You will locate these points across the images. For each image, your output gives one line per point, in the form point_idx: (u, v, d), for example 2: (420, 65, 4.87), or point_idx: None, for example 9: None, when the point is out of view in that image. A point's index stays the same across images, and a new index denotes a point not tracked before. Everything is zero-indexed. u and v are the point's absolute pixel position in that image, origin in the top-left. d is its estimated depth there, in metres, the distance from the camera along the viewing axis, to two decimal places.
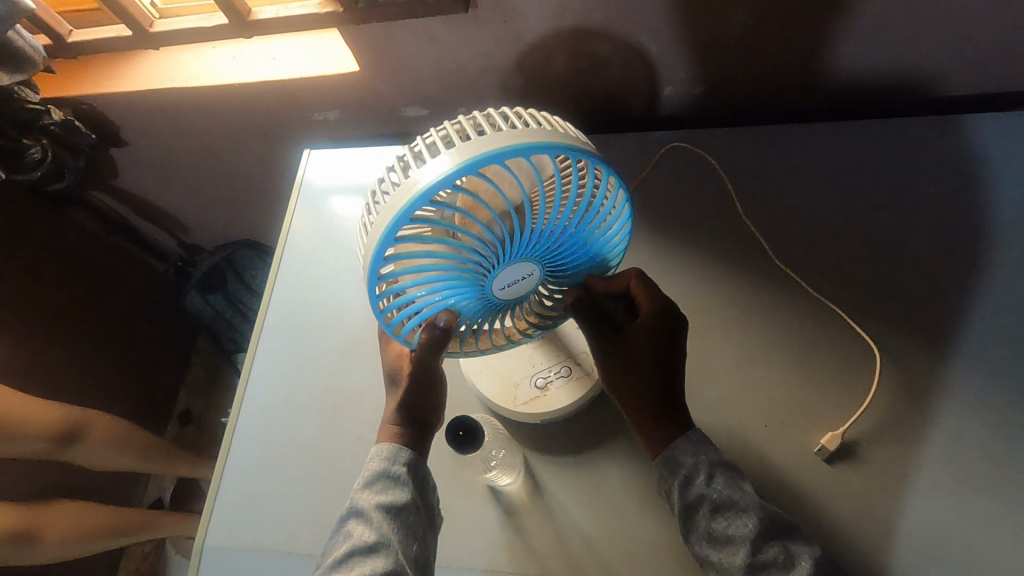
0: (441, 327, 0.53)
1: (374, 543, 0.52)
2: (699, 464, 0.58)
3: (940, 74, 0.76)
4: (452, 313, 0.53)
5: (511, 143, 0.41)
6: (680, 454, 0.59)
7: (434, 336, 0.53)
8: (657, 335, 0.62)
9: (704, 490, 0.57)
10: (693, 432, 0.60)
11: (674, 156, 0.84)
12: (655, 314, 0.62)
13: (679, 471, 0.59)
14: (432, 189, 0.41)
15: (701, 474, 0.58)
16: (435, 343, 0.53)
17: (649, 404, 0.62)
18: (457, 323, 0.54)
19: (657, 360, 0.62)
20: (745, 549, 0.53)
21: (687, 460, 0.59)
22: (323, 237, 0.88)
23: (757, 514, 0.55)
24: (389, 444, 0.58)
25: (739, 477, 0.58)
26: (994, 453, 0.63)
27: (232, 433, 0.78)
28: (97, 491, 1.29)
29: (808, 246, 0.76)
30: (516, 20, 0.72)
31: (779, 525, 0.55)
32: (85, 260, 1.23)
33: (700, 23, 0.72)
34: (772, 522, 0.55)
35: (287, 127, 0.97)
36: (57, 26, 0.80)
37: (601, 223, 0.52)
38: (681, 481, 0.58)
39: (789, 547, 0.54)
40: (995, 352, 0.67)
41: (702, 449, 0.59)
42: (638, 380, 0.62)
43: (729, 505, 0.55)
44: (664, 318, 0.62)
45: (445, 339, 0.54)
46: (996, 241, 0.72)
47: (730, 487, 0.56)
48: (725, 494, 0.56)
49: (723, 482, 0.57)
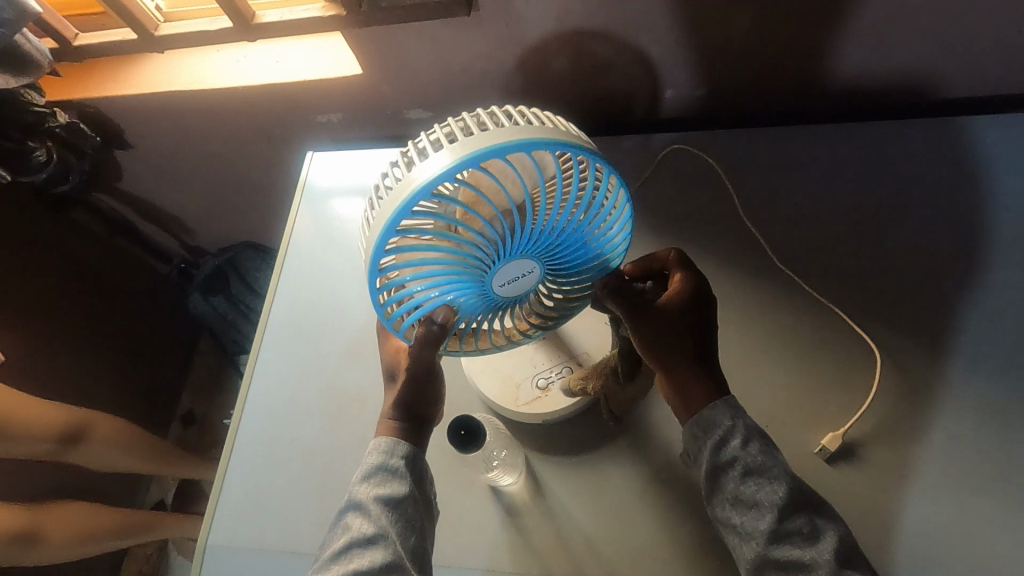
0: (438, 324, 0.54)
1: (372, 536, 0.53)
2: (735, 428, 0.58)
3: (941, 76, 0.76)
4: (450, 309, 0.53)
5: (511, 140, 0.41)
6: (716, 416, 0.58)
7: (430, 331, 0.54)
8: (694, 303, 0.61)
9: (738, 453, 0.56)
10: (728, 396, 0.59)
11: (675, 157, 0.84)
12: (690, 282, 0.61)
13: (713, 432, 0.58)
14: (432, 182, 0.41)
15: (735, 438, 0.57)
16: (432, 338, 0.54)
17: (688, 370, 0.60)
18: (455, 319, 0.54)
19: (697, 329, 0.61)
20: (772, 515, 0.53)
21: (723, 422, 0.58)
22: (326, 238, 0.89)
23: (787, 484, 0.54)
24: (387, 437, 0.58)
25: (772, 446, 0.57)
26: (995, 453, 0.63)
27: (234, 436, 0.78)
28: (100, 492, 1.29)
29: (809, 247, 0.76)
30: (518, 23, 0.73)
31: (805, 497, 0.55)
32: (88, 261, 1.24)
33: (701, 26, 0.72)
34: (799, 493, 0.55)
35: (291, 129, 0.97)
36: (63, 29, 0.81)
37: (602, 222, 0.52)
38: (714, 443, 0.57)
39: (815, 522, 0.54)
40: (996, 353, 0.67)
41: (738, 414, 0.58)
42: (681, 346, 0.60)
43: (761, 472, 0.55)
44: (700, 289, 0.61)
45: (442, 335, 0.54)
46: (997, 242, 0.72)
47: (764, 454, 0.56)
48: (757, 460, 0.56)
49: (757, 448, 0.56)
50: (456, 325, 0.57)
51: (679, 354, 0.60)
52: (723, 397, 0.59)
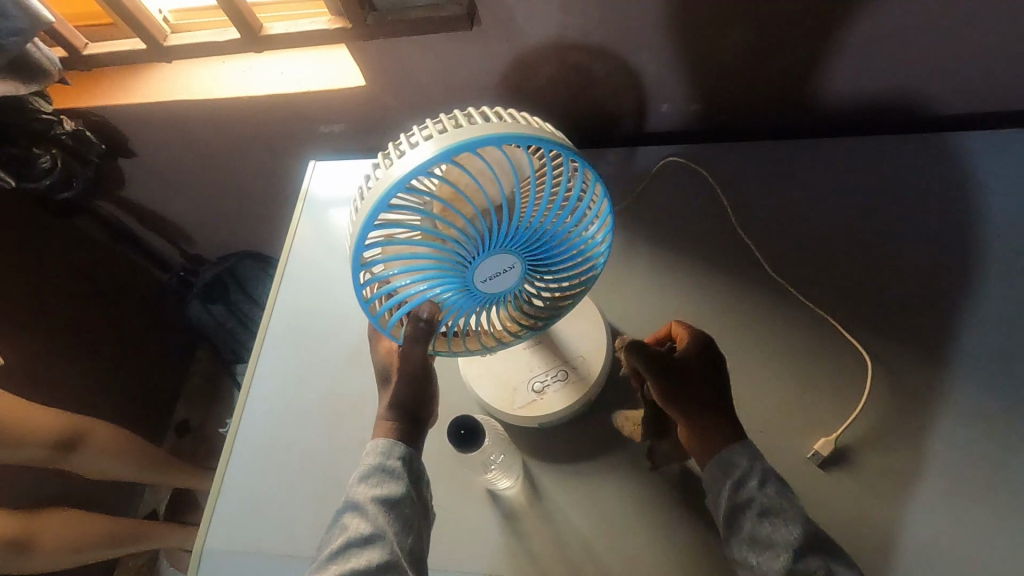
0: (424, 320, 0.54)
1: (370, 536, 0.53)
2: (753, 469, 0.59)
3: (927, 94, 0.79)
4: (434, 304, 0.54)
5: (483, 134, 0.43)
6: (736, 456, 0.59)
7: (418, 328, 0.54)
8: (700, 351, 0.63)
9: (755, 493, 0.57)
10: (746, 436, 0.61)
11: (671, 169, 0.86)
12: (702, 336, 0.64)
13: (732, 473, 0.59)
14: (408, 176, 0.43)
15: (754, 478, 0.58)
16: (420, 335, 0.55)
17: (705, 415, 0.61)
18: (440, 315, 0.55)
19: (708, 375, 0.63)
20: (788, 555, 0.54)
21: (742, 462, 0.59)
22: (328, 247, 0.90)
23: (802, 525, 0.55)
24: (384, 438, 0.59)
25: (790, 490, 0.58)
26: (985, 459, 0.64)
27: (233, 440, 0.78)
28: (93, 500, 1.28)
29: (801, 257, 0.78)
30: (518, 38, 0.75)
31: (824, 541, 0.55)
32: (88, 268, 1.25)
33: (696, 43, 0.75)
34: (815, 537, 0.55)
35: (294, 139, 0.99)
36: (74, 39, 0.83)
37: (582, 218, 0.53)
38: (733, 482, 0.59)
39: (831, 565, 0.54)
40: (984, 361, 0.69)
41: (757, 456, 0.60)
42: (702, 394, 0.62)
43: (776, 512, 0.56)
44: (704, 338, 0.64)
45: (429, 331, 0.55)
46: (984, 254, 0.74)
47: (780, 495, 0.57)
48: (774, 500, 0.57)
49: (774, 489, 0.57)
50: (443, 324, 0.58)
51: (696, 399, 0.61)
52: (743, 439, 0.60)
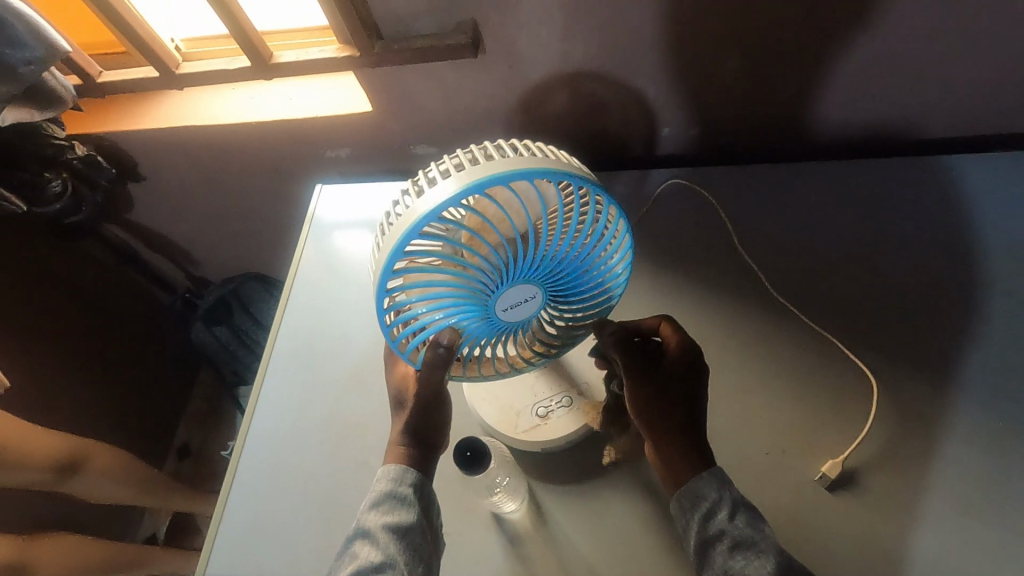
0: (444, 346, 0.54)
1: (380, 564, 0.53)
2: (722, 500, 0.58)
3: (923, 118, 0.80)
4: (455, 332, 0.54)
5: (516, 169, 0.43)
6: (703, 487, 0.59)
7: (437, 354, 0.55)
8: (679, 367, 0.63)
9: (725, 526, 0.56)
10: (713, 467, 0.60)
11: (672, 192, 0.87)
12: (688, 353, 0.63)
13: (700, 504, 0.58)
14: (438, 209, 0.43)
15: (723, 509, 0.57)
16: (438, 361, 0.55)
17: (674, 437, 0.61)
18: (461, 341, 0.55)
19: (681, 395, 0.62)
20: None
21: (709, 493, 0.58)
22: (333, 269, 0.91)
23: (775, 557, 0.53)
24: (396, 465, 0.59)
25: (761, 520, 0.57)
26: (994, 482, 0.64)
27: (237, 462, 0.78)
28: (91, 525, 1.26)
29: (803, 278, 0.78)
30: (521, 65, 0.77)
31: (797, 572, 0.53)
32: (93, 290, 1.25)
33: (695, 69, 0.76)
34: (791, 570, 0.53)
35: (300, 163, 1.01)
36: (88, 67, 0.85)
37: (603, 250, 0.54)
38: (702, 515, 0.58)
39: None
40: (990, 383, 0.68)
41: (725, 485, 0.59)
42: (675, 416, 0.62)
43: (748, 545, 0.55)
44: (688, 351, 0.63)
45: (448, 357, 0.55)
46: (985, 275, 0.74)
47: (751, 527, 0.56)
48: (744, 532, 0.56)
49: (744, 521, 0.56)
50: (461, 350, 0.59)
51: (668, 419, 0.62)
52: (710, 467, 0.60)
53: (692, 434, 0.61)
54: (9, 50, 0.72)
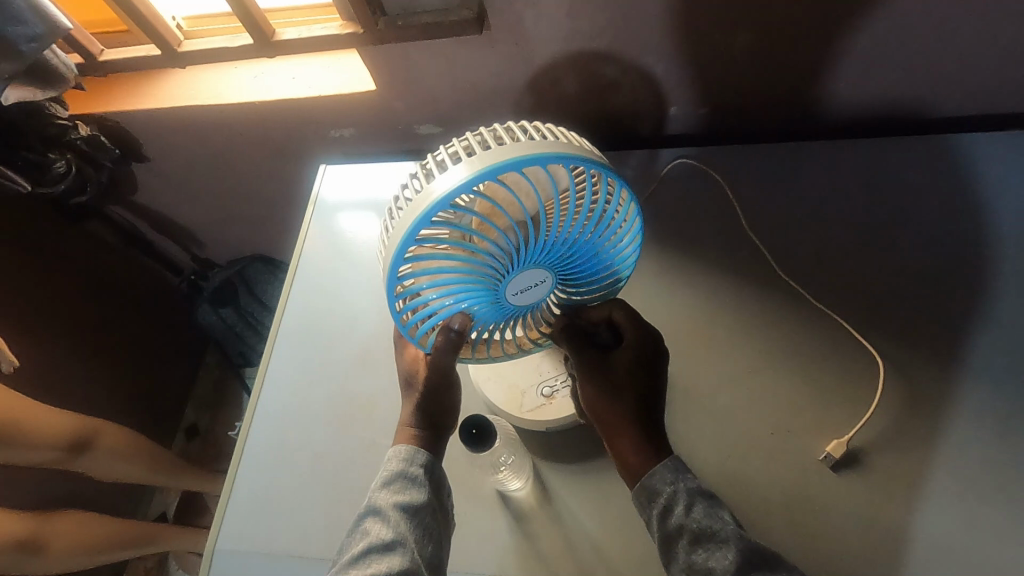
0: (456, 330, 0.56)
1: (391, 541, 0.53)
2: (677, 493, 0.58)
3: (938, 94, 0.78)
4: (466, 316, 0.55)
5: (527, 153, 0.43)
6: (657, 482, 0.58)
7: (449, 338, 0.56)
8: (636, 353, 0.63)
9: (683, 520, 0.56)
10: (671, 458, 0.60)
11: (679, 172, 0.86)
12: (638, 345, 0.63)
13: (658, 500, 0.58)
14: (450, 194, 0.43)
15: (679, 503, 0.57)
16: (449, 344, 0.56)
17: (626, 426, 0.61)
18: (471, 325, 0.56)
19: (639, 383, 0.63)
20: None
21: (664, 488, 0.58)
22: (337, 249, 0.91)
23: (737, 545, 0.53)
24: (407, 445, 0.60)
25: (718, 507, 0.57)
26: (999, 461, 0.64)
27: (245, 442, 0.79)
28: (103, 503, 1.29)
29: (811, 258, 0.78)
30: (528, 42, 0.75)
31: (760, 556, 0.53)
32: (100, 271, 1.26)
33: (705, 46, 0.75)
34: (753, 554, 0.53)
35: (304, 143, 1.00)
36: (90, 45, 0.84)
37: (613, 234, 0.54)
38: (659, 510, 0.57)
39: None
40: (998, 362, 0.68)
41: (680, 476, 0.59)
42: (626, 412, 0.61)
43: (709, 537, 0.54)
44: (646, 338, 0.63)
45: (459, 340, 0.56)
46: (995, 254, 0.74)
47: (710, 517, 0.56)
48: (704, 523, 0.55)
49: (702, 511, 0.56)
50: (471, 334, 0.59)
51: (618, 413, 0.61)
52: (666, 459, 0.60)
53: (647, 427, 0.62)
54: (11, 28, 0.71)
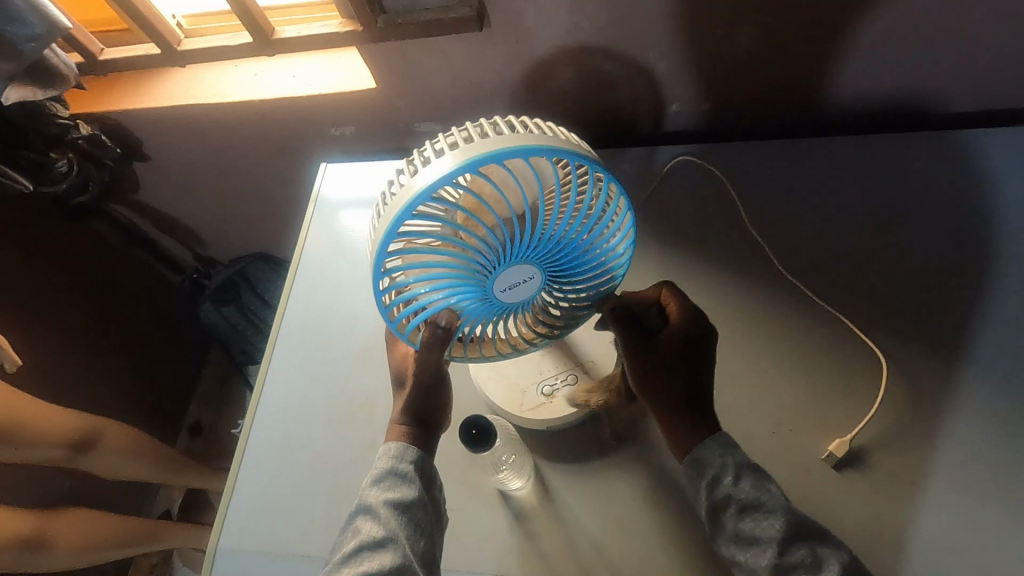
0: (442, 326, 0.55)
1: (382, 539, 0.53)
2: (726, 465, 0.58)
3: (942, 90, 0.78)
4: (453, 313, 0.55)
5: (511, 146, 0.43)
6: (708, 456, 0.59)
7: (436, 334, 0.56)
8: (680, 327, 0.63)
9: (731, 490, 0.57)
10: (717, 433, 0.61)
11: (680, 169, 0.86)
12: (685, 322, 0.63)
13: (707, 472, 0.59)
14: (433, 186, 0.43)
15: (728, 474, 0.58)
16: (437, 341, 0.56)
17: (675, 402, 0.62)
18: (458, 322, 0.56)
19: (687, 360, 0.62)
20: (773, 550, 0.53)
21: (714, 460, 0.59)
22: (337, 248, 0.90)
23: (784, 515, 0.54)
24: (397, 442, 0.59)
25: (766, 478, 0.58)
26: (1002, 460, 0.63)
27: (245, 441, 0.79)
28: (106, 500, 1.29)
29: (812, 256, 0.77)
30: (527, 39, 0.75)
31: (806, 526, 0.54)
32: (102, 270, 1.26)
33: (706, 42, 0.74)
34: (800, 524, 0.54)
35: (304, 141, 1.00)
36: (91, 44, 0.84)
37: (604, 230, 0.53)
38: (708, 480, 0.58)
39: (817, 550, 0.52)
40: (1002, 360, 0.68)
41: (728, 450, 0.59)
42: (675, 389, 0.62)
43: (756, 507, 0.55)
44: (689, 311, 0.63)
45: (446, 337, 0.56)
46: (1000, 251, 0.73)
47: (757, 488, 0.56)
48: (752, 495, 0.56)
49: (750, 483, 0.57)
50: (460, 331, 0.59)
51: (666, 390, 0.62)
52: (713, 435, 0.60)
53: (695, 404, 0.62)
54: (9, 27, 0.71)
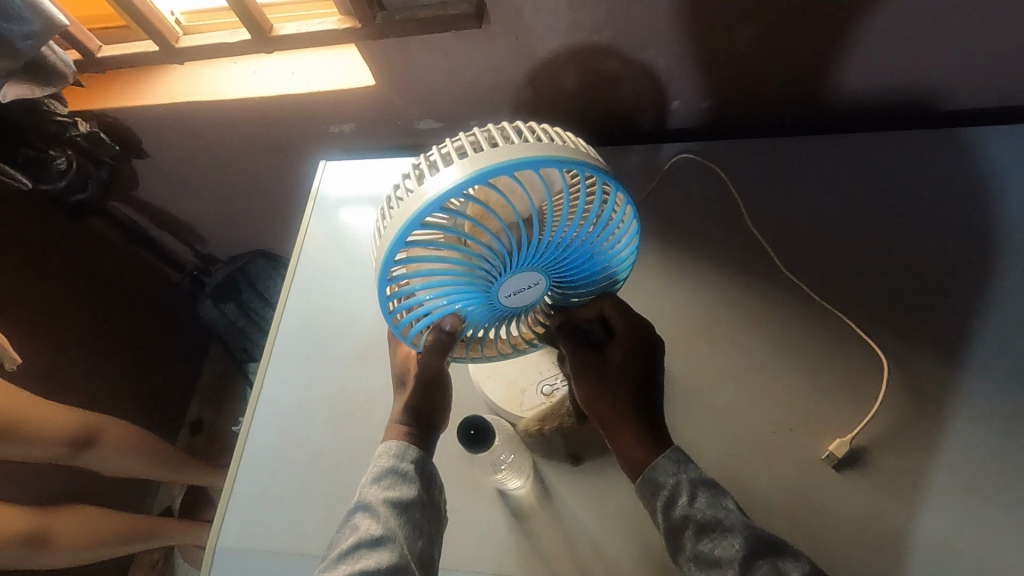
0: (446, 330, 0.55)
1: (380, 537, 0.53)
2: (680, 484, 0.57)
3: (946, 87, 0.77)
4: (457, 317, 0.55)
5: (520, 156, 0.42)
6: (659, 475, 0.58)
7: (439, 338, 0.56)
8: (632, 347, 0.63)
9: (687, 510, 0.55)
10: (674, 449, 0.60)
11: (681, 167, 0.85)
12: (632, 338, 0.63)
13: (661, 492, 0.58)
14: (441, 197, 0.42)
15: (682, 495, 0.56)
16: (440, 345, 0.56)
17: (627, 420, 0.61)
18: (463, 326, 0.56)
19: (636, 378, 0.63)
20: (732, 571, 0.51)
21: (667, 480, 0.58)
22: (336, 245, 0.90)
23: (742, 532, 0.53)
24: (398, 441, 0.59)
25: (722, 494, 0.56)
26: (1004, 460, 0.63)
27: (245, 439, 0.79)
28: (107, 497, 1.30)
29: (814, 255, 0.77)
30: (528, 36, 0.74)
31: (766, 541, 0.52)
32: (102, 268, 1.26)
33: (707, 39, 0.73)
34: (759, 540, 0.52)
35: (304, 138, 0.99)
36: (88, 41, 0.84)
37: (610, 236, 0.53)
38: (663, 502, 0.57)
39: (779, 565, 0.51)
40: (1004, 360, 0.67)
41: (681, 468, 0.58)
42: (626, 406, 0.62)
43: (713, 526, 0.54)
44: (642, 329, 0.64)
45: (450, 341, 0.56)
46: (1003, 250, 0.73)
47: (713, 505, 0.55)
48: (707, 514, 0.54)
49: (705, 501, 0.55)
50: (464, 333, 0.58)
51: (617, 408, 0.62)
52: (667, 450, 0.60)
53: (647, 422, 0.61)
54: (7, 25, 0.71)
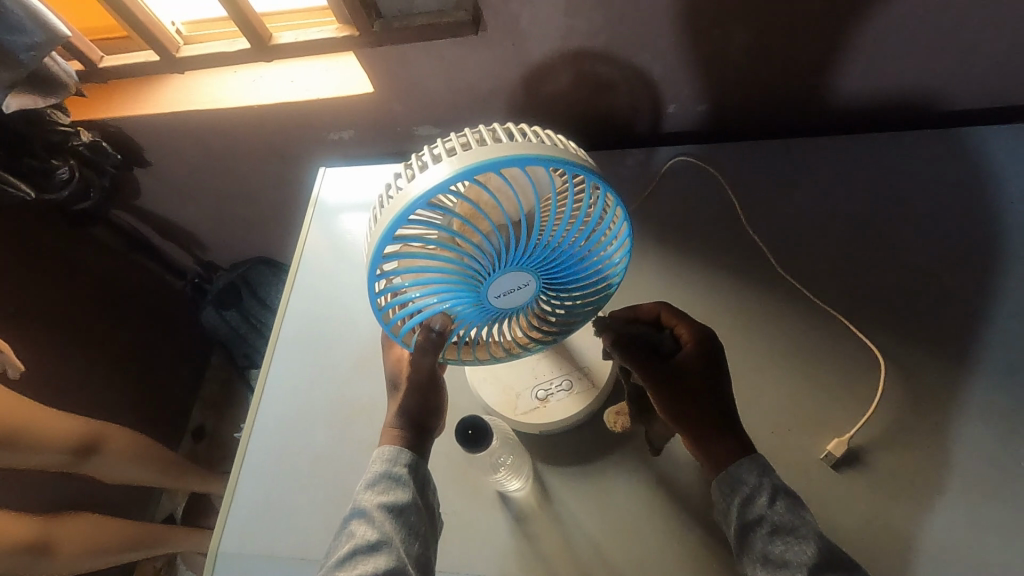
0: (435, 331, 0.55)
1: (376, 542, 0.53)
2: (761, 485, 0.57)
3: (940, 88, 0.78)
4: (447, 317, 0.55)
5: (506, 155, 0.43)
6: (743, 472, 0.58)
7: (429, 338, 0.56)
8: (700, 353, 0.61)
9: (765, 511, 0.55)
10: (754, 453, 0.59)
11: (677, 170, 0.86)
12: (699, 341, 0.62)
13: (739, 489, 0.57)
14: (428, 194, 0.43)
15: (762, 496, 0.56)
16: (430, 345, 0.56)
17: (705, 425, 0.60)
18: (452, 326, 0.56)
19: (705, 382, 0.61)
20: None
21: (750, 479, 0.57)
22: (336, 251, 0.91)
23: (816, 542, 0.53)
24: (390, 446, 0.59)
25: (802, 506, 0.56)
26: (1003, 458, 0.63)
27: (246, 445, 0.79)
28: (110, 505, 1.30)
29: (810, 256, 0.77)
30: (524, 42, 0.75)
31: (840, 560, 0.53)
32: (104, 276, 1.27)
33: (702, 43, 0.74)
34: (833, 555, 0.53)
35: (303, 145, 1.00)
36: (90, 52, 0.85)
37: (600, 238, 0.53)
38: (741, 499, 0.57)
39: None
40: (1001, 357, 0.68)
41: (766, 472, 0.58)
42: (703, 411, 0.60)
43: (789, 530, 0.54)
44: (702, 335, 0.62)
45: (440, 342, 0.56)
46: (998, 249, 0.73)
47: (792, 512, 0.55)
48: (785, 518, 0.55)
49: (785, 506, 0.55)
50: (452, 336, 0.59)
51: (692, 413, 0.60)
52: (749, 454, 0.59)
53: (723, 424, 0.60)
54: (10, 36, 0.72)
